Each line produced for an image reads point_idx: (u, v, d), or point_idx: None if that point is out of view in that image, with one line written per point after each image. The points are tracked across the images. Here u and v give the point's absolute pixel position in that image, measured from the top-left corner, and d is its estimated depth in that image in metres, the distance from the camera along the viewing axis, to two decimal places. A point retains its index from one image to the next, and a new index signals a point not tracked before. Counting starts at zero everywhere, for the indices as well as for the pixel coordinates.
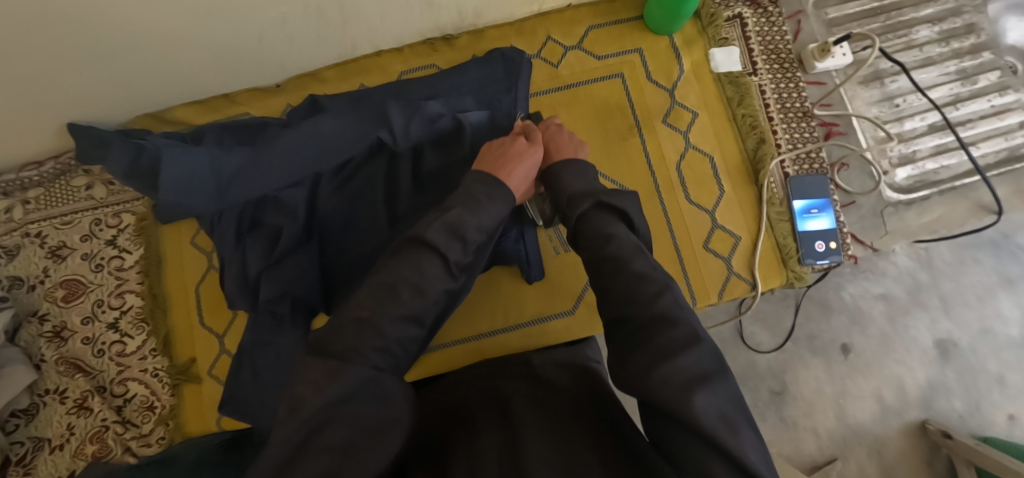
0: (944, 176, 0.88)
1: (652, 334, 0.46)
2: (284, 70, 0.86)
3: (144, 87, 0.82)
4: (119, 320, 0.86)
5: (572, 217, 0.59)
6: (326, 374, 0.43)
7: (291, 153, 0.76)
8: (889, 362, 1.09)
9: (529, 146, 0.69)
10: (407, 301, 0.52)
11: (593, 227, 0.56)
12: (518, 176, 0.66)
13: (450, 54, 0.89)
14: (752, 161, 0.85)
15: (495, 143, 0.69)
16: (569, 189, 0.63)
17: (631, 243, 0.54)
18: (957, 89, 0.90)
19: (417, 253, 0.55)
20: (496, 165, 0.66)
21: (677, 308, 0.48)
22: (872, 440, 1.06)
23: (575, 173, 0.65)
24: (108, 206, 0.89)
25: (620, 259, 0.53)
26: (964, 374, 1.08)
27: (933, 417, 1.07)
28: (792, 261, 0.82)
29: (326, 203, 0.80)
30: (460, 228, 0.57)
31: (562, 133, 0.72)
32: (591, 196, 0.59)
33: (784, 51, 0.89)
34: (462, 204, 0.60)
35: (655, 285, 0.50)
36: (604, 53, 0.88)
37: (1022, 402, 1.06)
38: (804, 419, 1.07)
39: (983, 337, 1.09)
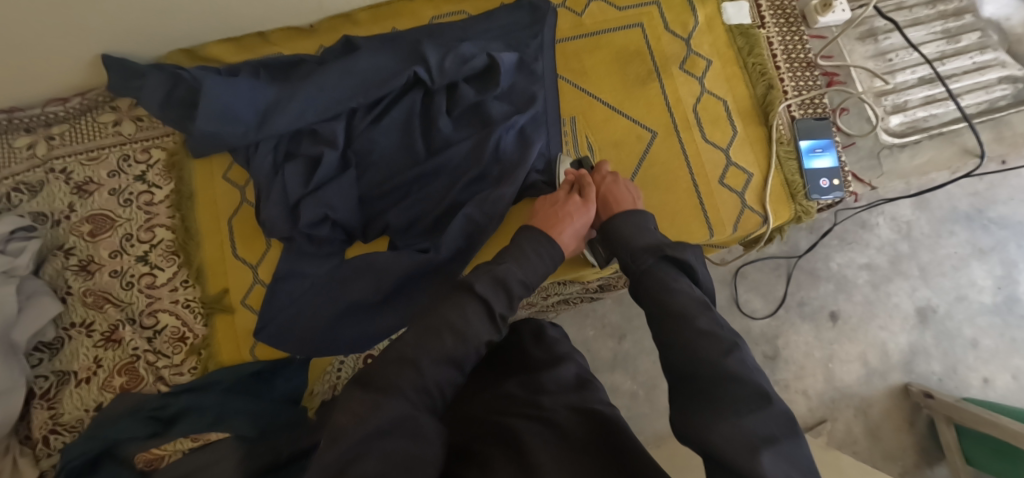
0: (933, 123, 0.96)
1: (716, 389, 0.45)
2: (320, 10, 0.89)
3: (182, 23, 0.83)
4: (149, 253, 0.86)
5: (635, 270, 0.62)
6: (366, 406, 0.46)
7: (330, 90, 0.82)
8: (873, 328, 1.16)
9: (581, 201, 0.75)
10: (450, 346, 0.52)
11: (656, 280, 0.58)
12: (569, 233, 0.72)
13: (479, 2, 0.94)
14: (761, 105, 0.91)
15: (551, 201, 0.76)
16: (628, 245, 0.66)
17: (694, 298, 0.54)
18: (943, 47, 0.98)
19: (461, 299, 0.55)
20: (550, 221, 0.72)
21: (746, 370, 0.46)
22: (859, 401, 1.13)
23: (631, 229, 0.68)
24: (136, 142, 0.90)
25: (683, 316, 0.52)
26: (942, 338, 1.15)
27: (914, 380, 1.14)
28: (800, 196, 0.88)
29: (363, 136, 0.84)
30: (505, 279, 0.59)
31: (614, 186, 0.77)
32: (654, 250, 0.61)
33: (790, 7, 0.96)
34: (512, 260, 0.63)
35: (721, 343, 0.48)
36: (624, 4, 0.94)
37: (994, 365, 1.14)
38: (795, 382, 1.14)
39: (960, 303, 1.16)
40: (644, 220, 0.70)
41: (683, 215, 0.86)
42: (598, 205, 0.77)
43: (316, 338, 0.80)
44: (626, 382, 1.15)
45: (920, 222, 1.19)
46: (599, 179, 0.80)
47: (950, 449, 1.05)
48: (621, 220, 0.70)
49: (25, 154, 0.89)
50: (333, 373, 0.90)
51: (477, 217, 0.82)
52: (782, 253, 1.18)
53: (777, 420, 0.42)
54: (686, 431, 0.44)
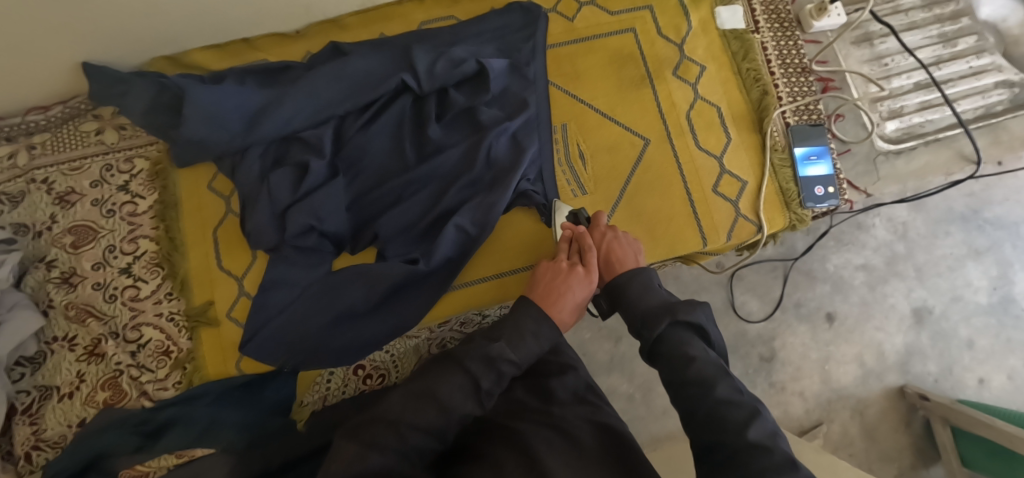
0: (929, 129, 0.94)
1: (746, 460, 0.49)
2: (307, 14, 0.87)
3: (163, 29, 0.81)
4: (132, 265, 0.85)
5: (649, 339, 0.61)
6: (353, 457, 0.50)
7: (320, 95, 0.81)
8: (869, 328, 1.15)
9: (582, 270, 0.71)
10: (431, 416, 0.54)
11: (672, 349, 0.58)
12: (570, 309, 0.68)
13: (469, 7, 0.91)
14: (756, 110, 0.90)
15: (551, 270, 0.71)
16: (638, 310, 0.63)
17: (712, 364, 0.56)
18: (939, 51, 0.97)
19: (450, 372, 0.57)
20: (549, 298, 0.68)
21: (768, 437, 0.50)
22: (855, 403, 1.12)
23: (637, 296, 0.65)
24: (119, 151, 0.88)
25: (704, 384, 0.55)
26: (937, 339, 1.14)
27: (910, 381, 1.13)
28: (794, 204, 0.87)
29: (351, 140, 0.82)
30: (496, 358, 0.58)
31: (616, 247, 0.72)
32: (666, 314, 0.60)
33: (784, 11, 0.94)
34: (505, 338, 0.61)
35: (744, 412, 0.52)
36: (617, 8, 0.92)
37: (989, 365, 1.14)
38: (791, 383, 1.13)
39: (955, 304, 1.15)
40: (650, 284, 0.66)
41: (676, 223, 0.85)
42: (600, 268, 0.72)
43: (305, 348, 0.79)
44: (623, 384, 1.14)
45: (916, 223, 1.18)
46: (599, 237, 0.75)
47: (947, 450, 1.03)
48: (626, 287, 0.66)
49: (6, 164, 0.87)
50: (325, 384, 0.87)
51: (467, 226, 0.80)
52: (778, 255, 1.17)
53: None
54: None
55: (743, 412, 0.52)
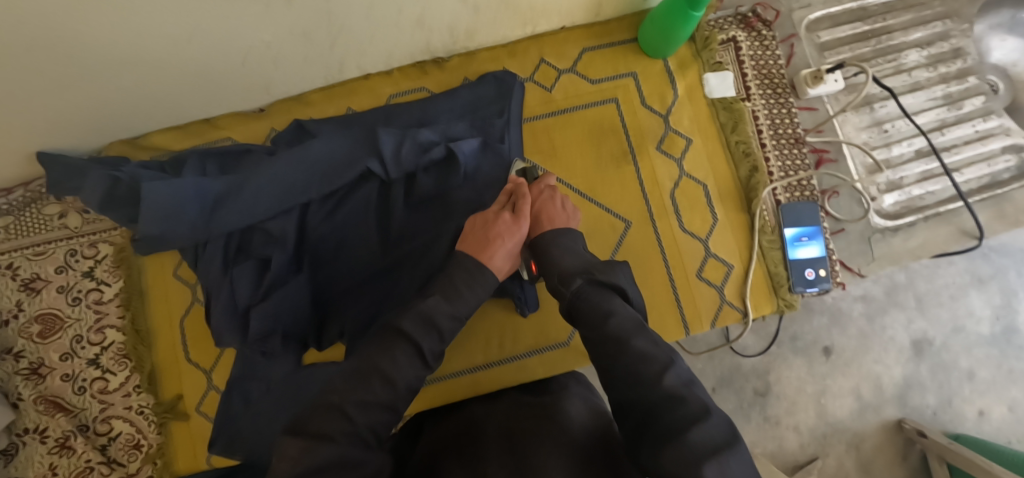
0: (930, 201, 0.89)
1: (661, 412, 0.47)
2: (269, 94, 0.83)
3: (120, 113, 0.78)
4: (100, 356, 0.83)
5: (565, 295, 0.62)
6: (302, 450, 0.43)
7: (282, 178, 0.76)
8: (867, 360, 1.05)
9: (513, 220, 0.71)
10: (378, 391, 0.51)
11: (591, 306, 0.58)
12: (500, 256, 0.68)
13: (440, 77, 0.87)
14: (745, 189, 0.85)
15: (483, 219, 0.71)
16: (558, 266, 0.66)
17: (630, 319, 0.56)
18: (943, 114, 0.92)
19: (393, 341, 0.55)
20: (480, 244, 0.68)
21: (684, 386, 0.49)
22: (850, 437, 1.03)
23: (559, 251, 0.68)
24: (83, 236, 0.86)
25: (620, 338, 0.54)
26: (937, 371, 1.04)
27: (909, 415, 1.03)
28: (783, 290, 0.83)
29: (316, 232, 0.78)
30: (434, 318, 0.59)
31: (549, 202, 0.74)
32: (584, 273, 0.62)
33: (778, 76, 0.89)
34: (440, 292, 0.62)
35: (657, 364, 0.51)
36: (598, 76, 0.87)
37: (991, 396, 1.04)
38: (786, 417, 1.03)
39: (956, 335, 1.05)
40: (573, 245, 0.69)
41: (657, 310, 0.82)
42: (531, 223, 0.73)
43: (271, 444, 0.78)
44: None
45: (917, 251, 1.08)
46: (537, 194, 0.75)
47: None
48: (551, 246, 0.68)
49: None
50: None
51: None
52: None
53: (718, 431, 0.45)
54: (646, 463, 0.46)
55: (656, 365, 0.51)
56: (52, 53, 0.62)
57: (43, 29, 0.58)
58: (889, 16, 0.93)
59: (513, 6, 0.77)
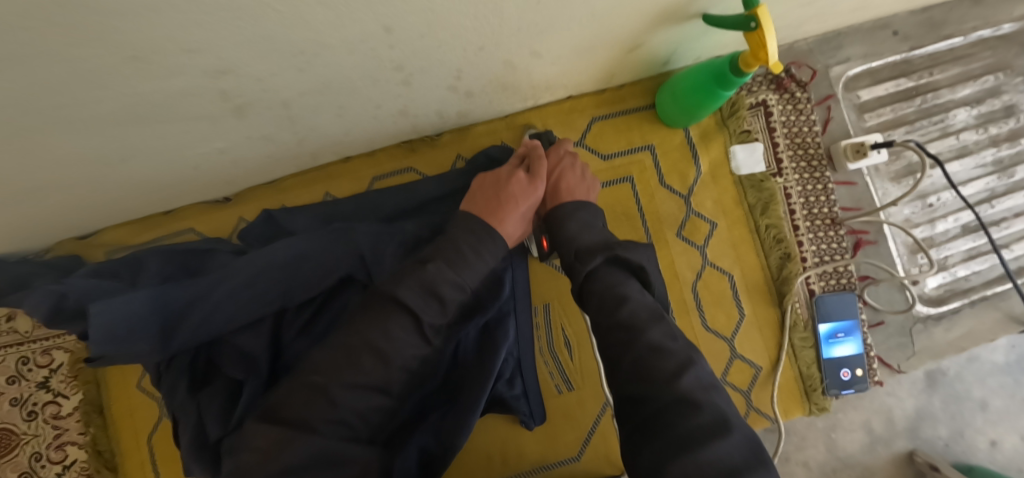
0: (975, 282, 0.81)
1: (671, 419, 0.41)
2: (233, 185, 0.73)
3: (64, 218, 0.68)
4: (63, 476, 0.75)
5: (579, 273, 0.52)
6: (274, 443, 0.47)
7: (251, 288, 0.66)
8: (880, 391, 0.86)
9: (529, 184, 0.64)
10: (369, 370, 0.51)
11: (603, 288, 0.50)
12: (512, 220, 0.63)
13: (431, 156, 0.78)
14: (776, 280, 0.76)
15: (496, 179, 0.65)
16: (576, 242, 0.56)
17: (646, 307, 0.48)
18: (993, 184, 0.82)
19: (387, 312, 0.53)
20: (491, 206, 0.62)
21: (702, 389, 0.42)
22: (860, 472, 0.85)
23: (579, 224, 0.58)
24: (35, 342, 0.76)
25: (632, 327, 0.47)
26: (950, 402, 0.86)
27: (920, 447, 0.86)
28: (816, 393, 0.75)
29: (291, 349, 0.69)
30: (435, 287, 0.54)
31: (571, 169, 0.67)
32: (604, 250, 0.53)
33: (812, 145, 0.79)
34: (442, 260, 0.56)
35: (674, 361, 0.44)
36: (610, 151, 0.78)
37: (1006, 425, 0.86)
38: (795, 452, 0.86)
39: (971, 365, 0.87)
40: (594, 219, 0.59)
41: None
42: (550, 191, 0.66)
43: None
44: None
45: None
46: (556, 160, 0.69)
47: None
48: (569, 216, 0.59)
49: None
50: None
51: (432, 444, 0.63)
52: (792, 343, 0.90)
53: (739, 449, 0.39)
54: (648, 467, 0.40)
55: (673, 361, 0.44)
56: None
57: None
58: (935, 71, 0.83)
59: (512, 89, 0.68)
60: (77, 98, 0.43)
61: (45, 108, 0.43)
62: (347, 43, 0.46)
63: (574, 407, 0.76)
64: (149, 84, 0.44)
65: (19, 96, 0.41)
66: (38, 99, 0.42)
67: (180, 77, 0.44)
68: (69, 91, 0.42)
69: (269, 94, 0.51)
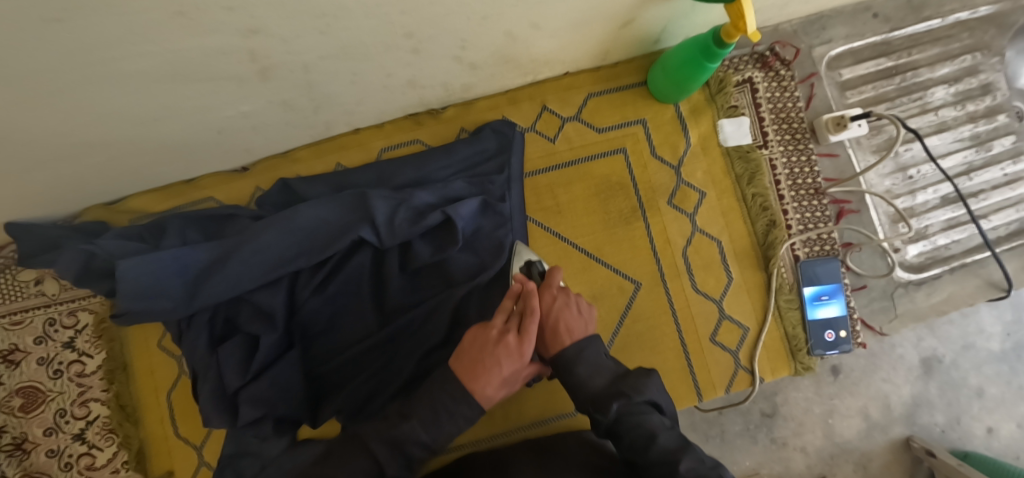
0: (955, 251, 0.85)
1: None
2: (251, 154, 0.79)
3: (94, 182, 0.73)
4: (86, 430, 0.79)
5: (603, 423, 0.58)
6: None
7: (270, 249, 0.68)
8: (875, 380, 0.88)
9: (515, 343, 0.61)
10: None
11: (631, 429, 0.56)
12: (499, 385, 0.60)
13: (436, 128, 0.83)
14: (762, 246, 0.80)
15: (480, 336, 0.62)
16: (588, 387, 0.60)
17: (673, 435, 0.56)
18: (971, 157, 0.87)
19: (351, 454, 0.54)
20: (476, 372, 0.59)
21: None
22: (858, 456, 0.87)
23: (586, 372, 0.61)
24: (61, 304, 0.81)
25: (667, 461, 0.54)
26: (947, 389, 0.88)
27: (917, 433, 0.87)
28: (801, 353, 0.79)
29: (306, 308, 0.72)
30: (402, 440, 0.55)
31: (566, 311, 0.64)
32: (617, 394, 0.58)
33: (796, 120, 0.83)
34: (417, 415, 0.56)
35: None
36: (605, 125, 0.82)
37: (1002, 414, 0.88)
38: (793, 438, 0.87)
39: (966, 353, 0.88)
40: (599, 358, 0.62)
41: (668, 376, 0.77)
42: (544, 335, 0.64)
43: None
44: None
45: None
46: (547, 302, 0.65)
47: None
48: (575, 363, 0.61)
49: None
50: None
51: None
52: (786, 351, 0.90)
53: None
54: None
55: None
56: (21, 140, 0.58)
57: (12, 121, 0.54)
58: (914, 51, 0.87)
59: (512, 63, 0.73)
60: (125, 51, 0.48)
61: (98, 61, 0.48)
62: (365, 7, 0.51)
63: None
64: (190, 41, 0.49)
65: (75, 45, 0.45)
66: (94, 52, 0.47)
67: (217, 34, 0.49)
68: (117, 46, 0.47)
69: (293, 54, 0.56)
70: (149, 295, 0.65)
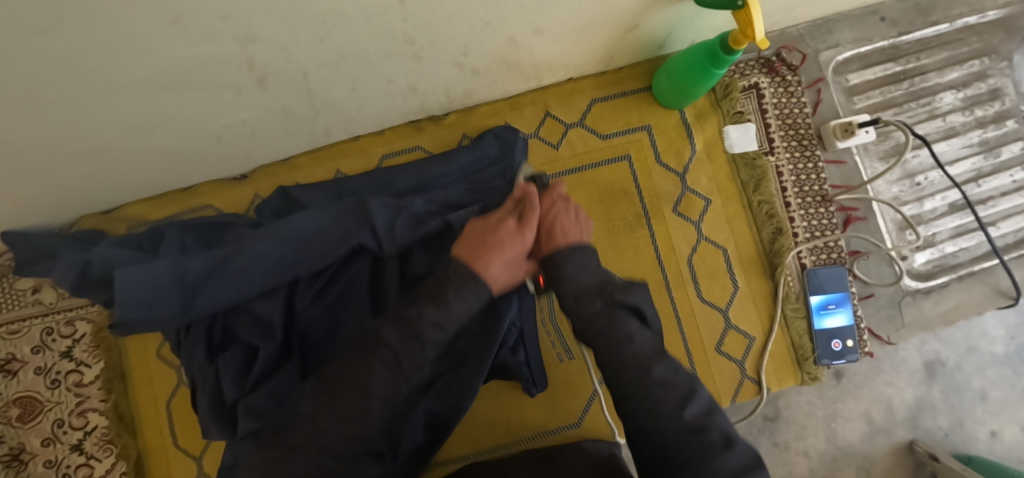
0: (963, 258, 0.84)
1: (678, 442, 0.47)
2: (250, 161, 0.77)
3: (91, 190, 0.72)
4: (83, 441, 0.78)
5: (581, 317, 0.54)
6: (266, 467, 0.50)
7: (268, 258, 0.67)
8: (879, 383, 0.87)
9: (509, 234, 0.58)
10: (353, 408, 0.51)
11: (608, 330, 0.52)
12: (494, 272, 0.56)
13: (437, 134, 0.82)
14: (768, 254, 0.80)
15: (475, 226, 0.60)
16: (574, 285, 0.55)
17: (649, 342, 0.52)
18: (979, 163, 0.86)
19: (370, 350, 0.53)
20: (468, 259, 0.56)
21: (706, 414, 0.48)
22: (861, 460, 0.86)
23: (574, 269, 0.56)
24: (59, 312, 0.80)
25: (640, 365, 0.50)
26: (950, 392, 0.87)
27: (920, 437, 0.86)
28: (807, 362, 0.78)
29: (303, 317, 0.70)
30: (416, 327, 0.53)
31: (565, 212, 0.60)
32: (601, 294, 0.54)
33: (803, 126, 0.82)
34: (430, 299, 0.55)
35: (680, 393, 0.49)
36: (609, 131, 0.81)
37: (1006, 417, 0.87)
38: (795, 442, 0.86)
39: (971, 356, 0.88)
40: (591, 262, 0.57)
41: None
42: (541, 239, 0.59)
43: None
44: None
45: None
46: (546, 205, 0.61)
47: None
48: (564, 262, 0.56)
49: None
50: None
51: (438, 410, 0.68)
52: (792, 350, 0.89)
53: (741, 463, 0.46)
54: None
55: (679, 396, 0.49)
56: (15, 149, 0.57)
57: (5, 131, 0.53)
58: (923, 55, 0.86)
59: (515, 69, 0.72)
60: (118, 60, 0.47)
61: (90, 70, 0.47)
62: (364, 13, 0.49)
63: (575, 377, 0.79)
64: (185, 50, 0.48)
65: (66, 54, 0.44)
66: (87, 61, 0.46)
67: (212, 44, 0.48)
68: (109, 55, 0.46)
69: (291, 63, 0.55)
70: (145, 304, 0.64)
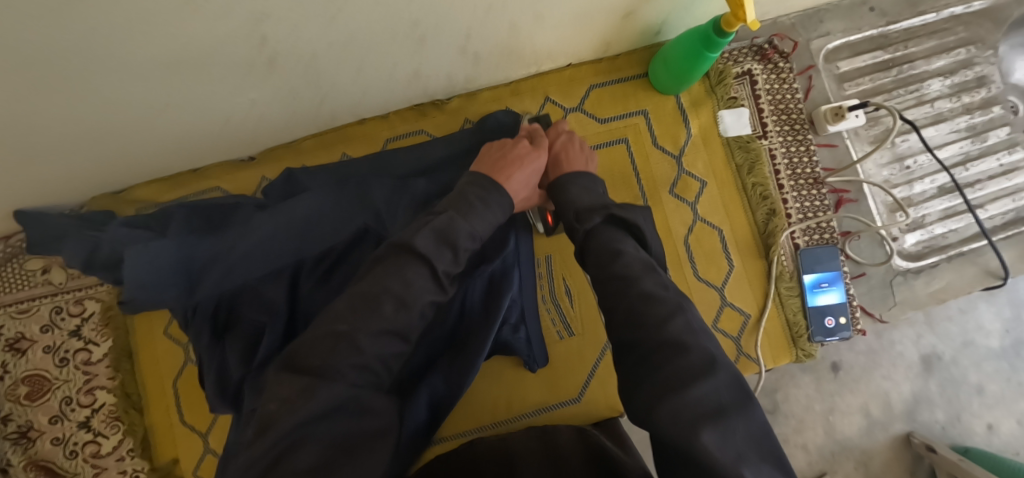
0: (953, 239, 0.86)
1: (661, 361, 0.46)
2: (257, 144, 0.80)
3: (102, 172, 0.74)
4: (91, 418, 0.80)
5: (581, 231, 0.58)
6: (298, 393, 0.45)
7: (274, 238, 0.70)
8: (876, 377, 0.89)
9: (527, 152, 0.69)
10: (390, 315, 0.51)
11: (601, 243, 0.55)
12: (517, 179, 0.66)
13: (439, 120, 0.84)
14: (762, 235, 0.82)
15: (497, 146, 0.70)
16: (576, 203, 0.62)
17: (640, 259, 0.54)
18: (967, 147, 0.88)
19: (404, 260, 0.54)
20: (493, 166, 0.66)
21: (689, 333, 0.48)
22: (859, 454, 0.87)
23: (583, 190, 0.63)
24: (67, 293, 0.82)
25: (629, 277, 0.52)
26: (947, 387, 0.88)
27: (917, 430, 0.88)
28: (802, 340, 0.80)
29: (308, 299, 0.71)
30: (450, 234, 0.56)
31: (573, 143, 0.72)
32: (601, 211, 0.59)
33: (796, 111, 0.84)
34: (453, 209, 0.59)
35: (665, 307, 0.49)
36: (607, 115, 0.84)
37: (1002, 410, 0.88)
38: (794, 436, 0.88)
39: (966, 350, 0.89)
40: (595, 186, 0.65)
41: None
42: (551, 162, 0.71)
43: None
44: None
45: None
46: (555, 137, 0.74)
47: None
48: (570, 184, 0.64)
49: None
50: None
51: (440, 385, 0.70)
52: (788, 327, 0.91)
53: (723, 387, 0.45)
54: (641, 409, 0.46)
55: (665, 306, 0.49)
56: (32, 128, 0.59)
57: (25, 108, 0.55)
58: (910, 44, 0.89)
59: (515, 55, 0.74)
60: (136, 39, 0.49)
61: (110, 48, 0.49)
62: None
63: (574, 354, 0.80)
64: (201, 29, 0.50)
65: (89, 31, 0.46)
66: (108, 39, 0.48)
67: (227, 22, 0.50)
68: (129, 33, 0.48)
69: (299, 44, 0.57)
70: (154, 285, 0.66)
